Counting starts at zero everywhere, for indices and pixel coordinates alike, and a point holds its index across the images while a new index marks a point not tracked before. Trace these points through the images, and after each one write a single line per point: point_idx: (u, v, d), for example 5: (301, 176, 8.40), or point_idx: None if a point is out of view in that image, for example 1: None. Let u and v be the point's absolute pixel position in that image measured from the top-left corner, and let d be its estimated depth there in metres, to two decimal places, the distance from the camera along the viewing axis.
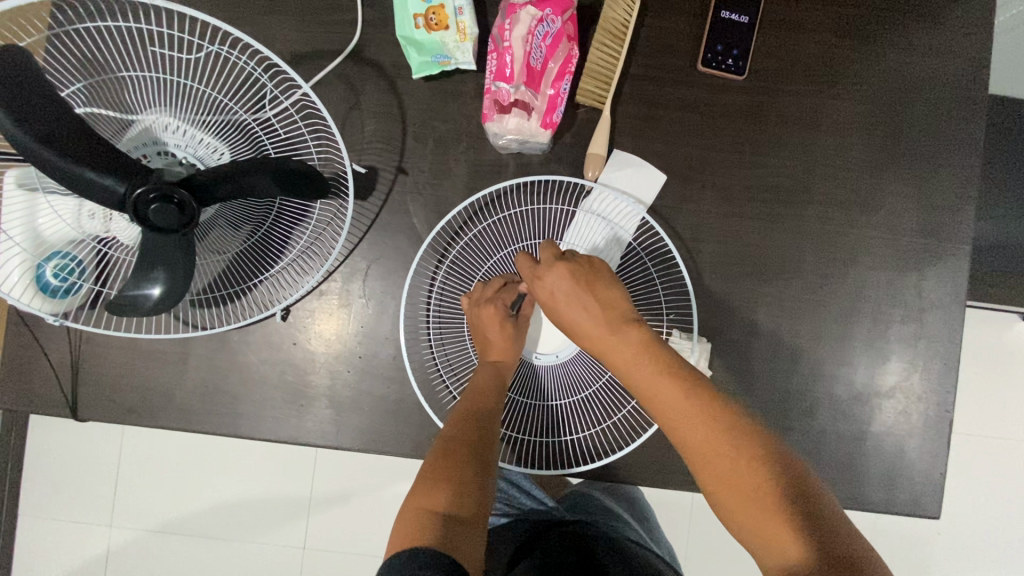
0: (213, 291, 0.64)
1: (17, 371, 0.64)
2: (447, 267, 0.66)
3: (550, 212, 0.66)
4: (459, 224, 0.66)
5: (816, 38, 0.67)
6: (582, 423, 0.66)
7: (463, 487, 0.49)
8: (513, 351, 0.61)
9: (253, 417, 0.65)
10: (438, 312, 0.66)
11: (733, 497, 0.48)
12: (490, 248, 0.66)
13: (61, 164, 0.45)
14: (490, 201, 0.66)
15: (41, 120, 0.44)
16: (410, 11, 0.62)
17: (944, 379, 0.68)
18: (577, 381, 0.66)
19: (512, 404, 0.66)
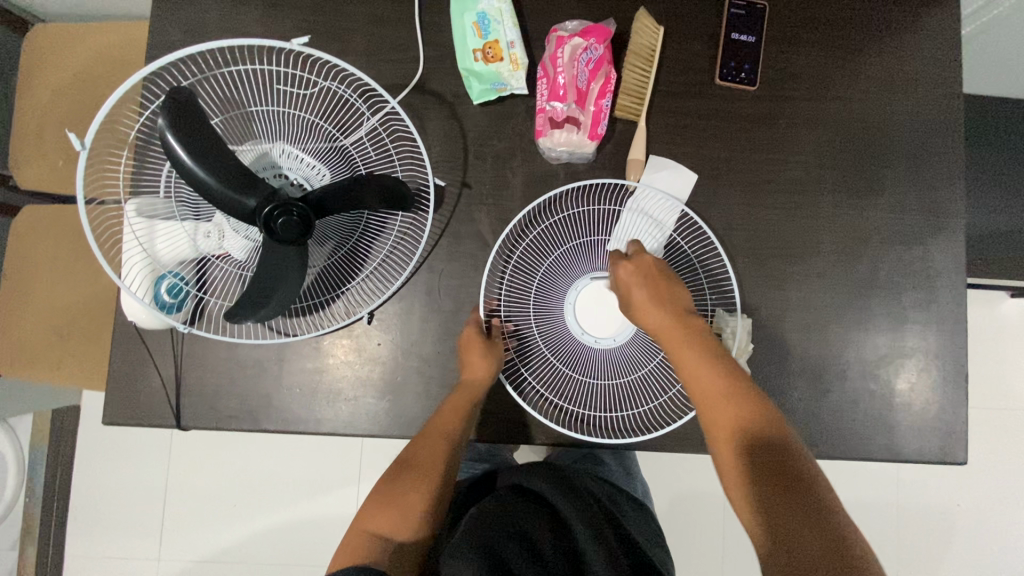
0: (304, 301, 0.71)
1: (126, 386, 0.70)
2: (514, 266, 0.74)
3: (600, 212, 0.75)
4: (521, 228, 0.74)
5: (812, 50, 0.79)
6: (641, 398, 0.72)
7: (406, 508, 0.60)
8: (488, 373, 0.67)
9: (346, 413, 0.71)
10: (508, 305, 0.73)
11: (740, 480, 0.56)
12: (548, 247, 0.74)
13: (202, 178, 0.53)
14: (548, 205, 0.74)
15: (196, 142, 0.53)
16: (469, 47, 0.72)
17: (957, 337, 0.77)
18: (634, 361, 0.72)
19: (577, 385, 0.72)
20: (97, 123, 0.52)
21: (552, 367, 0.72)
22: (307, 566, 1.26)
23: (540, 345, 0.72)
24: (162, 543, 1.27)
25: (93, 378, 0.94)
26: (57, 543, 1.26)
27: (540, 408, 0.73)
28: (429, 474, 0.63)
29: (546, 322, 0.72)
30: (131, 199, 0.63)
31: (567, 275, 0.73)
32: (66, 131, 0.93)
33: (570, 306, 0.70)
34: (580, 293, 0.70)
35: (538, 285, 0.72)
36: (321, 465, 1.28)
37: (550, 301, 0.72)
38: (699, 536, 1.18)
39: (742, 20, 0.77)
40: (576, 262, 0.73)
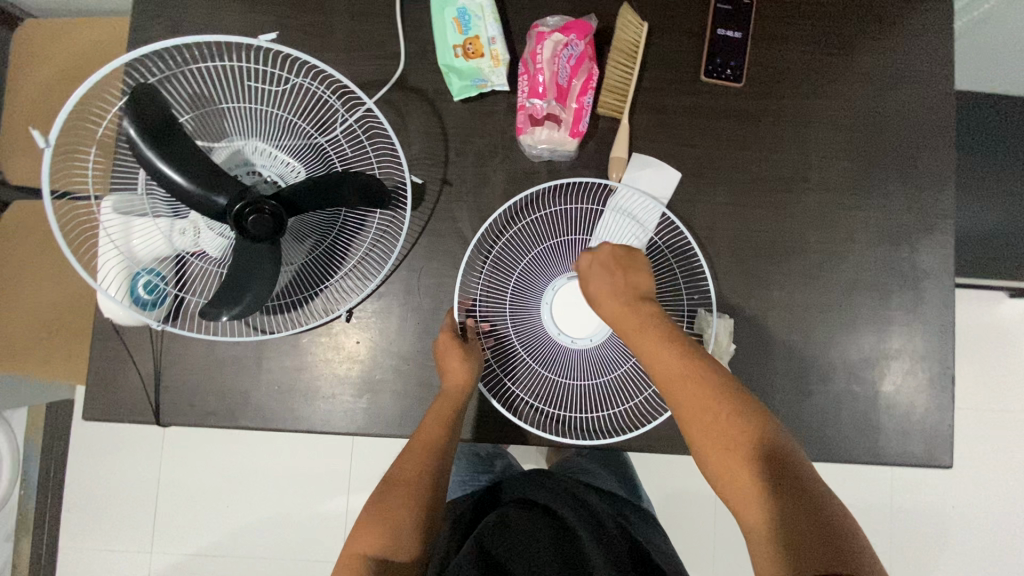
0: (282, 298, 0.70)
1: (106, 382, 0.70)
2: (491, 263, 0.73)
3: (582, 211, 0.74)
4: (499, 225, 0.73)
5: (800, 46, 0.77)
6: (618, 398, 0.72)
7: (397, 525, 0.59)
8: (466, 375, 0.67)
9: (324, 410, 0.71)
10: (485, 302, 0.73)
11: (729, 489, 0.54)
12: (525, 245, 0.73)
13: (167, 174, 0.53)
14: (528, 204, 0.74)
15: (163, 135, 0.53)
16: (449, 43, 0.71)
17: (943, 339, 0.76)
18: (611, 361, 0.71)
19: (552, 384, 0.72)
20: (61, 121, 0.52)
21: (528, 367, 0.72)
22: (297, 561, 1.27)
23: (516, 344, 0.72)
24: (155, 537, 1.28)
25: (79, 374, 0.94)
26: (51, 535, 1.27)
27: (516, 409, 0.73)
28: (411, 478, 0.62)
29: (523, 322, 0.72)
30: (108, 195, 0.63)
31: (544, 273, 0.72)
32: (32, 128, 0.94)
33: (545, 306, 0.70)
34: (556, 292, 0.70)
35: (515, 284, 0.72)
36: (311, 461, 1.29)
37: (526, 299, 0.72)
38: (688, 535, 1.18)
39: (729, 16, 0.76)
40: (555, 260, 0.72)
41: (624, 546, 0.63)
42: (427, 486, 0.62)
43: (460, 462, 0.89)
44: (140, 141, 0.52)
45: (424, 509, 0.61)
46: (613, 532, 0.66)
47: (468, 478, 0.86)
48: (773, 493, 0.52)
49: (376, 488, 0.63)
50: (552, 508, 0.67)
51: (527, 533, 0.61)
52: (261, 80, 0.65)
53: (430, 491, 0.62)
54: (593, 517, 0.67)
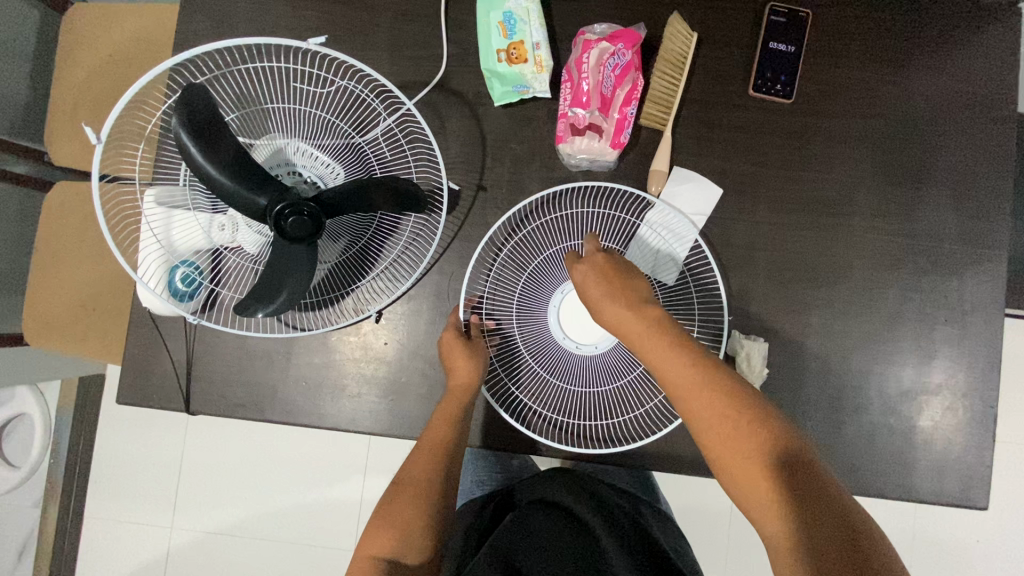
0: (313, 296, 0.71)
1: (140, 369, 0.71)
2: (501, 262, 0.72)
3: (606, 218, 0.72)
4: (510, 225, 0.72)
5: (855, 63, 0.74)
6: (624, 407, 0.71)
7: (408, 525, 0.58)
8: (472, 376, 0.66)
9: (349, 409, 0.72)
10: (492, 301, 0.72)
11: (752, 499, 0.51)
12: (535, 247, 0.72)
13: (204, 166, 0.53)
14: (540, 204, 0.72)
15: (206, 129, 0.53)
16: (493, 48, 0.70)
17: (988, 376, 0.73)
18: (616, 369, 0.70)
19: (562, 391, 0.71)
20: (114, 118, 0.52)
21: (534, 373, 0.71)
22: (311, 547, 1.30)
23: (523, 350, 0.71)
24: (176, 513, 1.31)
25: (115, 353, 0.96)
26: (77, 504, 1.31)
27: (522, 416, 0.72)
28: (422, 482, 0.62)
29: (529, 326, 0.71)
30: (150, 186, 0.64)
31: (552, 276, 0.71)
32: (82, 124, 0.95)
33: (553, 309, 0.69)
34: (564, 297, 0.69)
35: (523, 287, 0.71)
36: (330, 449, 1.31)
37: (533, 304, 0.70)
38: (702, 552, 1.16)
39: (782, 29, 0.73)
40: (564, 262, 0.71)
41: (645, 551, 0.62)
42: (438, 489, 0.62)
43: (478, 463, 0.88)
44: (180, 130, 0.52)
45: (432, 510, 0.60)
46: (632, 531, 0.66)
47: (485, 478, 0.86)
48: (799, 500, 0.48)
49: (383, 492, 0.62)
50: (570, 509, 0.67)
51: (546, 534, 0.61)
52: (305, 80, 0.65)
53: (437, 492, 0.62)
54: (611, 517, 0.66)
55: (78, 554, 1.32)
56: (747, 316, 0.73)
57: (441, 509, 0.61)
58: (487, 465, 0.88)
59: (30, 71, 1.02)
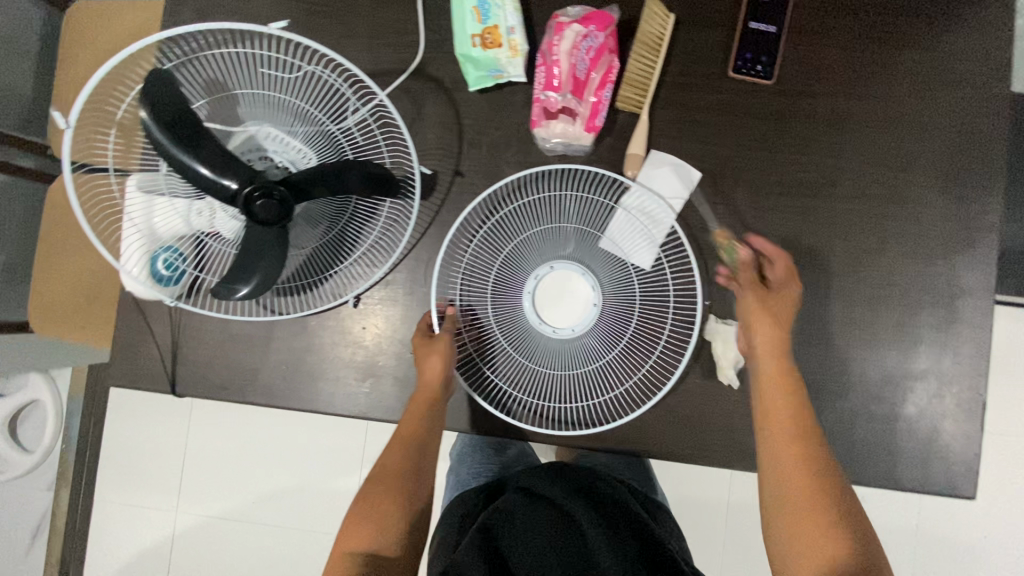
0: (293, 281, 0.71)
1: (127, 351, 0.73)
2: (477, 244, 0.71)
3: (582, 199, 0.71)
4: (488, 208, 0.73)
5: (840, 42, 0.73)
6: (596, 390, 0.70)
7: (383, 521, 0.59)
8: (441, 371, 0.67)
9: (328, 391, 0.73)
10: (467, 285, 0.72)
11: (793, 503, 0.57)
12: (510, 232, 0.71)
13: (168, 146, 0.54)
14: (513, 189, 0.73)
15: (170, 116, 0.54)
16: (468, 32, 0.70)
17: (975, 362, 0.71)
18: (592, 351, 0.70)
19: (537, 376, 0.71)
20: (77, 103, 0.51)
21: (510, 357, 0.71)
22: (310, 532, 1.32)
23: (498, 335, 0.71)
24: (182, 496, 1.35)
25: (105, 340, 1.00)
26: (87, 487, 1.36)
27: (499, 401, 0.72)
28: (395, 477, 0.62)
29: (505, 311, 0.71)
30: (134, 173, 0.65)
31: (524, 262, 0.71)
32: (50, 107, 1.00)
33: (528, 296, 0.70)
34: (539, 282, 0.70)
35: (497, 271, 0.71)
36: (329, 438, 1.33)
37: (507, 289, 0.71)
38: (697, 543, 1.15)
39: (762, 8, 0.72)
40: (537, 247, 0.71)
41: (633, 535, 0.61)
42: (411, 483, 0.63)
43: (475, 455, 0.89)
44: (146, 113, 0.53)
45: (408, 503, 0.61)
46: (625, 520, 0.64)
47: (480, 470, 0.85)
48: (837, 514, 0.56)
49: (359, 490, 0.62)
50: (557, 502, 0.65)
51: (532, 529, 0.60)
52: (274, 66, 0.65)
53: (410, 486, 0.62)
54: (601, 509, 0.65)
55: (89, 535, 1.37)
56: (725, 301, 0.72)
57: (417, 504, 0.62)
58: (481, 457, 0.88)
59: (35, 67, 1.06)
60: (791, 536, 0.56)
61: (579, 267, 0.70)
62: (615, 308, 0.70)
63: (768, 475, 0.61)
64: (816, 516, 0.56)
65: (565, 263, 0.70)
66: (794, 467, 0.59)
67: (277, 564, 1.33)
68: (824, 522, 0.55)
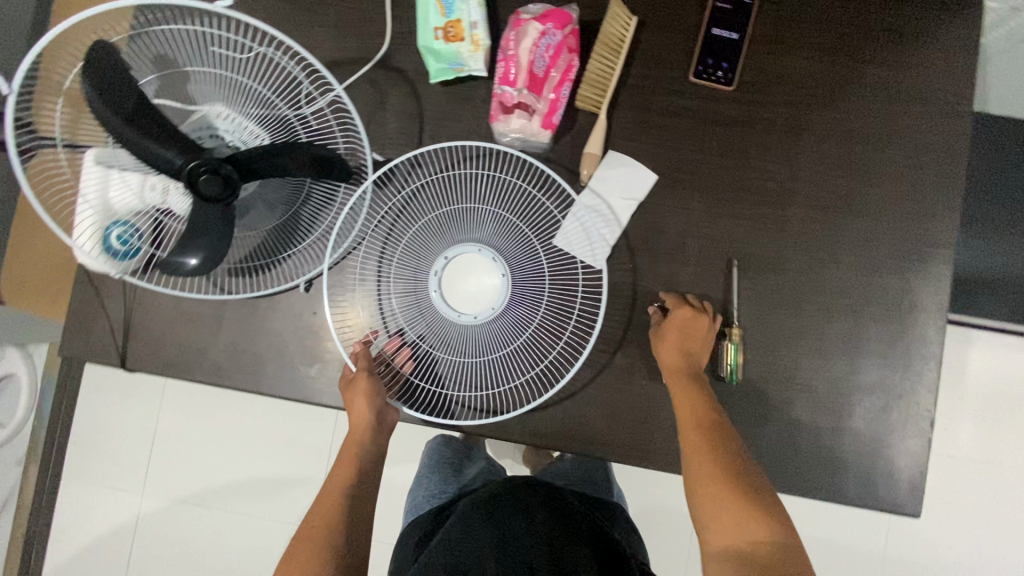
0: (245, 261, 0.72)
1: (80, 323, 0.74)
2: (373, 227, 0.72)
3: (477, 178, 0.71)
4: (384, 185, 0.72)
5: (802, 52, 0.73)
6: (509, 373, 0.69)
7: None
8: (366, 413, 0.66)
9: (274, 374, 0.73)
10: (369, 269, 0.72)
11: (708, 511, 0.58)
12: (406, 210, 0.71)
13: (112, 119, 0.54)
14: (411, 167, 0.73)
15: (112, 91, 0.54)
16: (431, 25, 0.70)
17: (925, 378, 0.71)
18: (503, 335, 0.68)
19: (464, 369, 0.69)
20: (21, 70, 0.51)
21: (443, 359, 0.69)
22: (273, 522, 1.32)
23: (406, 328, 0.70)
24: (148, 479, 1.36)
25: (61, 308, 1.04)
26: (56, 464, 1.37)
27: (438, 401, 0.71)
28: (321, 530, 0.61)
29: (412, 301, 0.69)
30: (92, 147, 0.66)
31: (420, 254, 0.70)
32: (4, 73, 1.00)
33: (434, 295, 0.68)
34: (441, 275, 0.68)
35: (398, 255, 0.70)
36: (298, 428, 1.33)
37: (407, 284, 0.70)
38: (658, 555, 1.14)
39: (726, 15, 0.72)
40: (434, 236, 0.70)
41: (580, 555, 0.57)
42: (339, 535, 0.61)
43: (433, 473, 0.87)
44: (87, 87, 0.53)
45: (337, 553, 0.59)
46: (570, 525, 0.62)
47: (439, 490, 0.83)
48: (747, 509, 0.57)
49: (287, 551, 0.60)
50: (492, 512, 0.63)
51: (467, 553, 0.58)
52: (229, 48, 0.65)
53: (338, 533, 0.61)
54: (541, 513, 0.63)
55: (55, 513, 1.37)
56: None
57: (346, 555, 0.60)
58: (441, 474, 0.86)
59: None
60: (719, 514, 0.58)
61: (477, 247, 0.68)
62: (523, 286, 0.69)
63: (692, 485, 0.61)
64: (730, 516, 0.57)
65: (462, 246, 0.68)
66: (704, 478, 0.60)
67: (239, 552, 1.32)
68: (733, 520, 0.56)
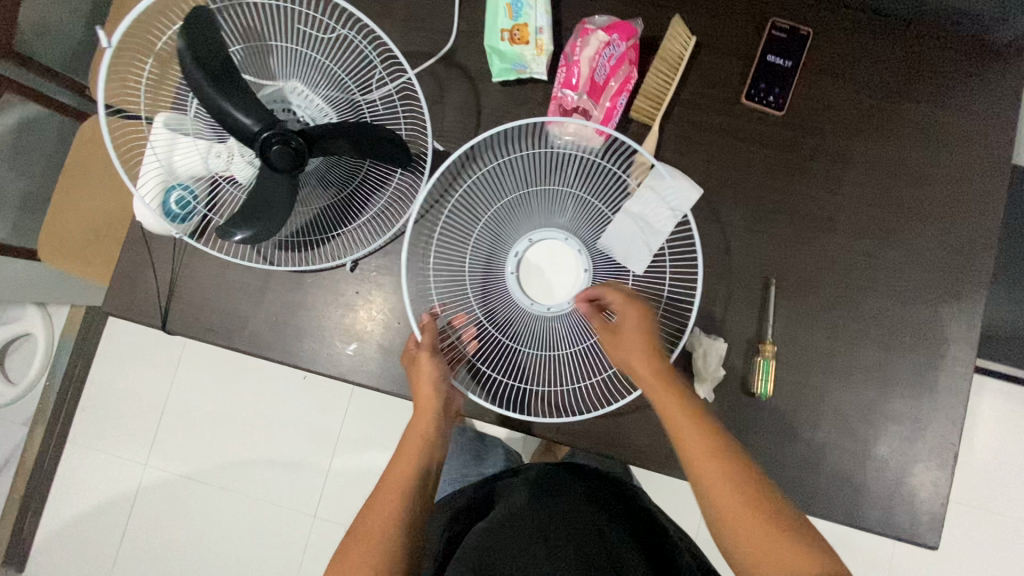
0: (296, 236, 0.74)
1: (125, 281, 0.76)
2: (453, 210, 0.73)
3: (564, 167, 0.71)
4: (469, 166, 0.75)
5: (852, 85, 0.75)
6: (576, 374, 0.72)
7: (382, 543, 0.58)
8: (437, 391, 0.67)
9: (312, 348, 0.74)
10: (443, 251, 0.73)
11: (734, 526, 0.51)
12: (491, 194, 0.72)
13: (201, 81, 0.57)
14: (493, 147, 0.74)
15: (209, 55, 0.57)
16: (498, 26, 0.73)
17: (952, 412, 0.71)
18: (579, 330, 0.70)
19: (528, 362, 0.72)
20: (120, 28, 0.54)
21: (509, 348, 0.72)
22: (275, 506, 1.31)
23: (479, 314, 0.71)
24: (154, 450, 1.35)
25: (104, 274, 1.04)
26: (63, 427, 1.36)
27: (497, 391, 0.73)
28: (390, 497, 0.62)
29: (488, 285, 0.71)
30: (161, 112, 0.68)
31: (505, 234, 0.71)
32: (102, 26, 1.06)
33: (509, 276, 0.70)
34: (518, 259, 0.71)
35: (476, 239, 0.71)
36: (308, 413, 1.33)
37: (486, 266, 0.71)
38: None
39: (783, 43, 0.75)
40: (520, 217, 0.71)
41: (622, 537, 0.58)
42: (410, 508, 0.62)
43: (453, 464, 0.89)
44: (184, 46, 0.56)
45: (407, 520, 0.61)
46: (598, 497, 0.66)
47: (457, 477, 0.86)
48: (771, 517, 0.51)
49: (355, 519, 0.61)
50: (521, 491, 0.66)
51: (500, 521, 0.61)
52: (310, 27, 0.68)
53: (410, 502, 0.62)
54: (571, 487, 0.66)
55: (56, 476, 1.36)
56: (711, 316, 0.73)
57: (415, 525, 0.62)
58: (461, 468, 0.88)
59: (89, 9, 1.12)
60: (746, 530, 0.51)
61: (564, 235, 0.71)
62: (604, 280, 0.71)
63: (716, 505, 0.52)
64: (759, 534, 0.50)
65: (548, 233, 0.71)
66: (722, 489, 0.53)
67: (238, 533, 1.32)
68: (758, 536, 0.50)
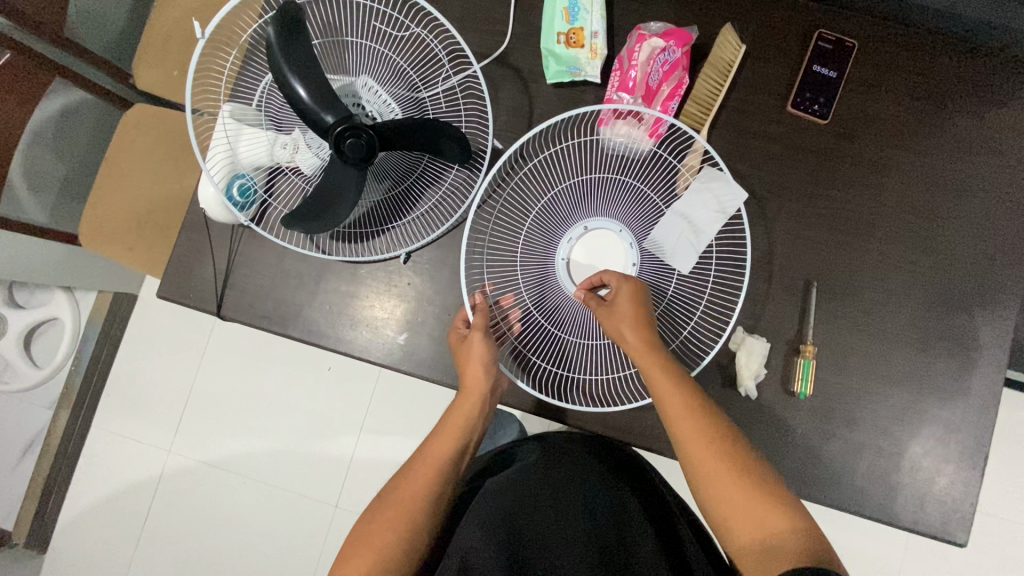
0: (352, 227, 0.76)
1: (182, 267, 0.77)
2: (506, 199, 0.77)
3: (608, 161, 0.76)
4: (520, 156, 0.77)
5: (894, 96, 0.78)
6: (623, 362, 0.74)
7: (414, 514, 0.61)
8: (484, 376, 0.68)
9: (364, 337, 0.76)
10: (495, 240, 0.77)
11: (717, 491, 0.57)
12: (543, 185, 0.76)
13: (285, 71, 0.60)
14: (544, 139, 0.78)
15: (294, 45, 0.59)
16: (555, 30, 0.75)
17: (983, 416, 0.74)
18: None
19: (572, 349, 0.74)
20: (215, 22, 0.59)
21: (553, 334, 0.74)
22: (297, 494, 1.33)
23: (526, 299, 0.75)
24: (177, 437, 1.37)
25: (154, 269, 1.05)
26: (87, 412, 1.37)
27: (538, 375, 0.75)
28: (426, 474, 0.64)
29: (538, 272, 0.75)
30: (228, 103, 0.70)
31: (560, 220, 0.75)
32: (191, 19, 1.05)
33: (560, 262, 0.74)
34: (571, 245, 0.74)
35: (528, 227, 0.75)
36: (332, 404, 1.35)
37: (540, 252, 0.75)
38: None
39: (828, 53, 0.77)
40: (572, 207, 0.75)
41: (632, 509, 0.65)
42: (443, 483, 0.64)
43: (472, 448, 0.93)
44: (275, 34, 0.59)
45: (440, 496, 0.63)
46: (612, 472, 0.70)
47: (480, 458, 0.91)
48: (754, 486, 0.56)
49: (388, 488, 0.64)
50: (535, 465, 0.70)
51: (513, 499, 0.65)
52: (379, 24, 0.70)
53: (445, 479, 0.65)
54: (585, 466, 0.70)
55: (78, 460, 1.37)
56: (753, 317, 0.76)
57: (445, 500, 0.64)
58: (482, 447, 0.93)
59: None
60: (730, 498, 0.56)
61: (617, 227, 0.74)
62: (650, 271, 0.74)
63: (703, 475, 0.58)
64: (742, 502, 0.56)
65: (598, 224, 0.74)
66: (710, 462, 0.58)
67: (261, 521, 1.33)
68: (739, 504, 0.56)
